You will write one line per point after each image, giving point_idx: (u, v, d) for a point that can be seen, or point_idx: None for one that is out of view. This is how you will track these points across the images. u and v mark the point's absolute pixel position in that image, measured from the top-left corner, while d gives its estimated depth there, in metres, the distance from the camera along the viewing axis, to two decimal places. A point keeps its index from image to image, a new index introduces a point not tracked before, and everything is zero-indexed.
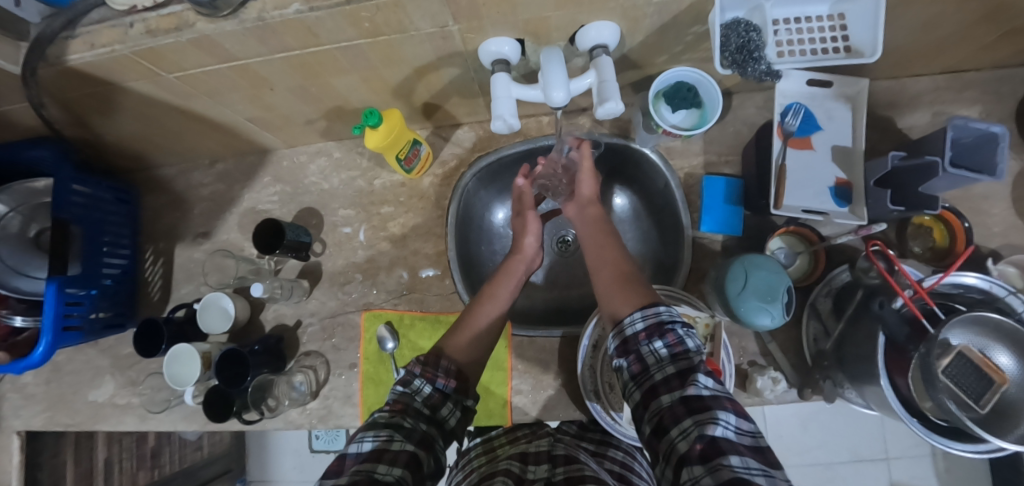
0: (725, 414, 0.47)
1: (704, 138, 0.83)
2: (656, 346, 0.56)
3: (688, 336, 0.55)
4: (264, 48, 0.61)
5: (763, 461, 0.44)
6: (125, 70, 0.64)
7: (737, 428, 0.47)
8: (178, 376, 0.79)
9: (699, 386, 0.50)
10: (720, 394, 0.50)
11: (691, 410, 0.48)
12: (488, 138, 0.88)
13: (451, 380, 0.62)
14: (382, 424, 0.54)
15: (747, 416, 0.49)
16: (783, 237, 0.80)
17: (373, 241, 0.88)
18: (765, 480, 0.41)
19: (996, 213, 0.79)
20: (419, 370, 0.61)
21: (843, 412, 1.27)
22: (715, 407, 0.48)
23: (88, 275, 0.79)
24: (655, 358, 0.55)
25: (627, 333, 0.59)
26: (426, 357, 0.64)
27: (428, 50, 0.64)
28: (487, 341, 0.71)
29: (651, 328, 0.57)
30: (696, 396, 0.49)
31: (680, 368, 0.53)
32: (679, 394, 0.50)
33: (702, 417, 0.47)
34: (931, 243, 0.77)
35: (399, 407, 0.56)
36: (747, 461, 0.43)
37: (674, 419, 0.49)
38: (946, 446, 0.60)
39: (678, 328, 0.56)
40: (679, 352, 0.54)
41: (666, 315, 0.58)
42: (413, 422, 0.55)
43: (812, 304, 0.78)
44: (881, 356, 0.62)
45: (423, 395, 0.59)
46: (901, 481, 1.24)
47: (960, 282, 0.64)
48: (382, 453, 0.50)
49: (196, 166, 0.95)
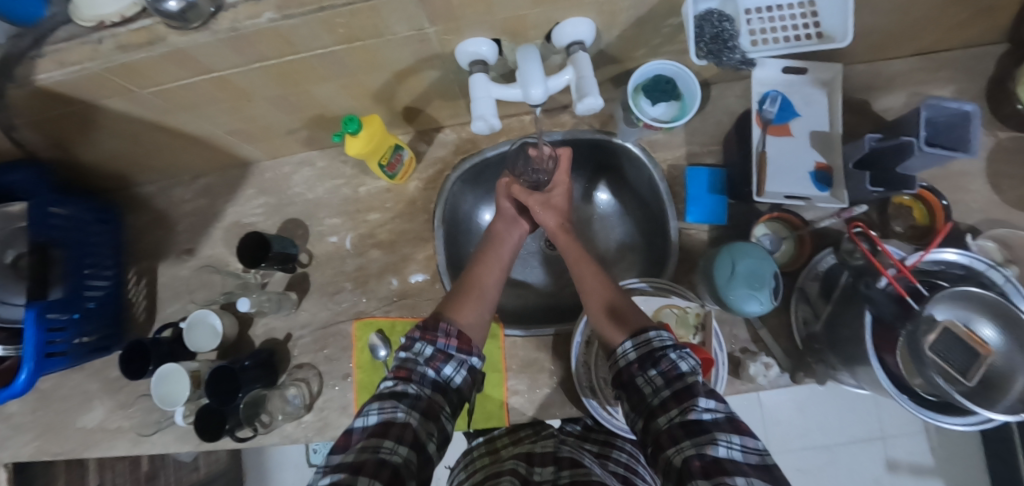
0: (728, 435, 0.47)
1: (686, 130, 0.84)
2: (651, 375, 0.56)
3: (682, 360, 0.55)
4: (240, 58, 0.60)
5: (768, 482, 0.44)
6: (98, 87, 0.63)
7: (742, 447, 0.47)
8: (167, 396, 0.77)
9: (699, 410, 0.50)
10: (723, 415, 0.50)
11: (689, 432, 0.48)
12: (472, 140, 0.88)
13: (452, 339, 0.62)
14: (386, 395, 0.55)
15: (754, 435, 0.49)
16: (768, 223, 0.81)
17: (362, 249, 0.87)
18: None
19: (974, 189, 0.81)
20: (419, 335, 0.62)
21: (838, 394, 1.28)
22: (714, 430, 0.48)
23: (71, 298, 0.77)
24: (651, 388, 0.55)
25: (621, 364, 0.59)
26: (426, 321, 0.64)
27: (406, 54, 0.64)
28: (489, 307, 0.71)
29: (643, 357, 0.57)
30: (696, 420, 0.49)
31: (676, 391, 0.53)
32: (678, 417, 0.50)
33: (700, 439, 0.47)
34: (912, 222, 0.79)
35: (403, 374, 0.57)
36: (752, 482, 0.43)
37: (672, 440, 0.49)
38: (937, 421, 0.61)
39: (670, 353, 0.56)
40: (674, 377, 0.54)
41: (658, 341, 0.58)
42: (417, 389, 0.56)
43: (800, 288, 0.78)
44: (869, 337, 0.63)
45: (426, 357, 0.60)
46: (898, 458, 1.26)
47: (941, 259, 0.66)
48: (388, 427, 0.50)
49: (177, 182, 0.94)
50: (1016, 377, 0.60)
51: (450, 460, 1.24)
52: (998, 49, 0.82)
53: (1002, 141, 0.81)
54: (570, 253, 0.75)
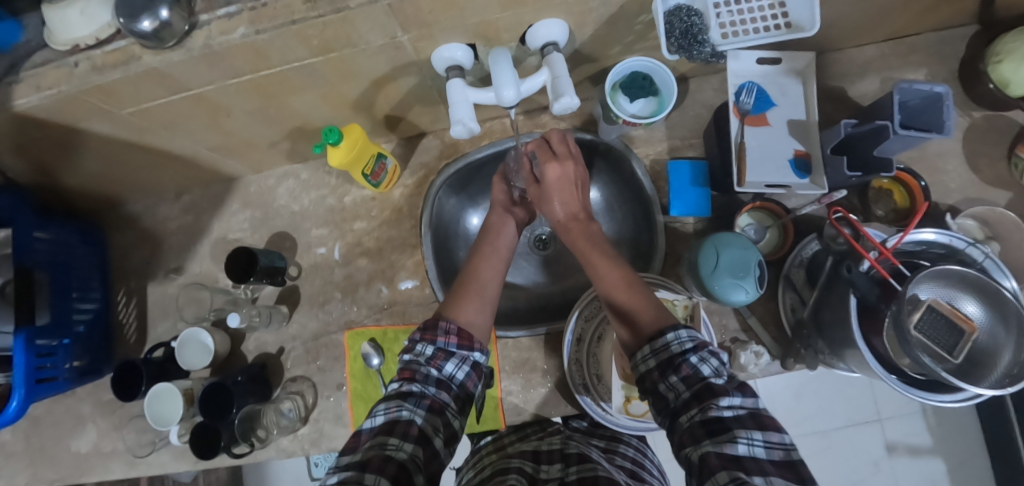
0: (749, 433, 0.45)
1: (665, 125, 0.85)
2: (672, 381, 0.53)
3: (704, 363, 0.52)
4: (215, 74, 0.61)
5: (791, 480, 0.43)
6: (77, 110, 0.63)
7: (764, 443, 0.45)
8: (160, 416, 0.77)
9: (720, 407, 0.48)
10: (746, 412, 0.48)
11: (710, 432, 0.47)
12: (454, 144, 0.88)
13: (451, 336, 0.62)
14: (392, 396, 0.56)
15: (780, 429, 0.47)
16: (751, 212, 0.81)
17: (349, 258, 0.87)
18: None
19: (951, 169, 0.82)
20: (419, 336, 0.62)
21: (833, 378, 1.29)
22: (735, 427, 0.46)
23: (58, 322, 0.78)
24: (672, 392, 0.53)
25: (642, 371, 0.57)
26: (425, 322, 0.64)
27: (381, 63, 0.65)
28: (490, 303, 0.69)
29: (664, 364, 0.55)
30: (717, 417, 0.47)
31: (696, 392, 0.51)
32: (698, 416, 0.49)
33: (719, 438, 0.46)
34: (892, 205, 0.80)
35: (407, 375, 0.58)
36: (772, 480, 0.42)
37: (694, 439, 0.48)
38: (928, 399, 0.63)
39: (690, 357, 0.53)
40: (694, 381, 0.51)
41: (676, 345, 0.55)
42: (421, 387, 0.56)
43: (786, 276, 0.79)
44: (854, 317, 0.65)
45: (426, 357, 0.60)
46: (896, 440, 1.27)
47: (920, 239, 0.68)
48: (393, 426, 0.51)
49: (161, 200, 0.94)
50: (999, 355, 0.63)
51: (454, 461, 1.24)
52: (967, 31, 0.83)
53: (976, 121, 0.83)
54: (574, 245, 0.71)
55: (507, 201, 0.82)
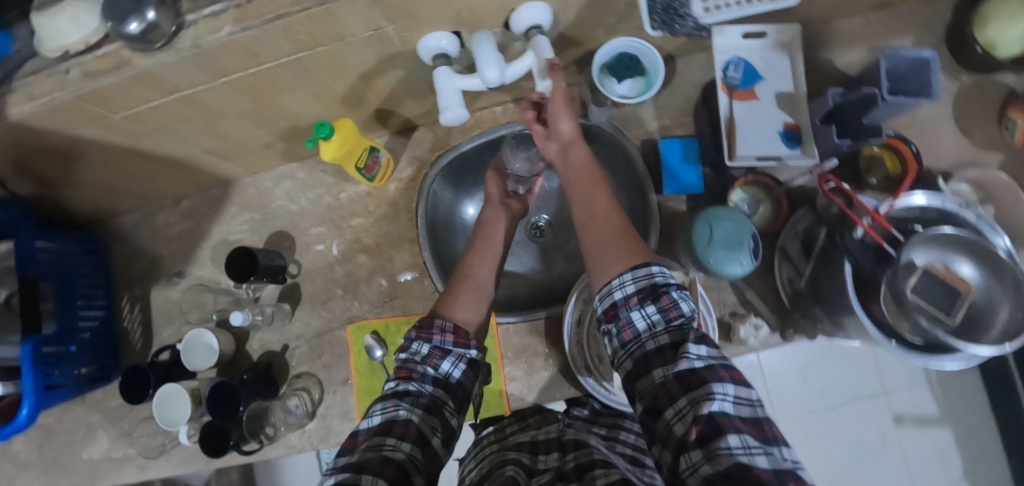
0: (723, 387, 0.45)
1: (655, 105, 0.85)
2: (648, 312, 0.53)
3: (683, 300, 0.53)
4: (205, 74, 0.61)
5: (759, 437, 0.42)
6: (70, 117, 0.64)
7: (734, 399, 0.45)
8: (169, 418, 0.77)
9: (692, 358, 0.48)
10: (716, 362, 0.48)
11: (685, 388, 0.46)
12: (447, 136, 0.89)
13: (447, 335, 0.63)
14: (389, 395, 0.56)
15: (748, 385, 0.47)
16: (744, 187, 0.82)
17: (349, 254, 0.87)
18: (763, 464, 0.39)
19: (943, 134, 0.82)
20: (415, 334, 0.63)
21: (839, 354, 1.30)
22: (709, 380, 0.46)
23: (65, 331, 0.79)
24: (647, 325, 0.53)
25: (615, 298, 0.56)
26: (421, 318, 0.65)
27: (368, 56, 0.65)
28: (483, 304, 0.71)
29: (644, 291, 0.55)
30: (689, 369, 0.47)
31: (675, 339, 0.51)
32: (671, 370, 0.49)
33: (696, 395, 0.45)
34: (886, 173, 0.78)
35: (404, 373, 0.59)
36: (745, 437, 0.41)
37: (669, 397, 0.47)
38: (927, 361, 0.63)
39: (672, 291, 0.54)
40: (674, 319, 0.52)
41: (660, 278, 0.55)
42: (418, 386, 0.57)
43: (781, 247, 0.79)
44: (852, 289, 0.65)
45: (423, 355, 0.61)
46: (903, 411, 1.28)
47: (911, 204, 0.67)
48: (391, 427, 0.51)
49: (161, 207, 0.94)
50: (997, 311, 0.64)
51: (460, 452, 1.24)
52: None
53: (967, 85, 0.83)
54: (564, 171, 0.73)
55: (501, 193, 0.83)
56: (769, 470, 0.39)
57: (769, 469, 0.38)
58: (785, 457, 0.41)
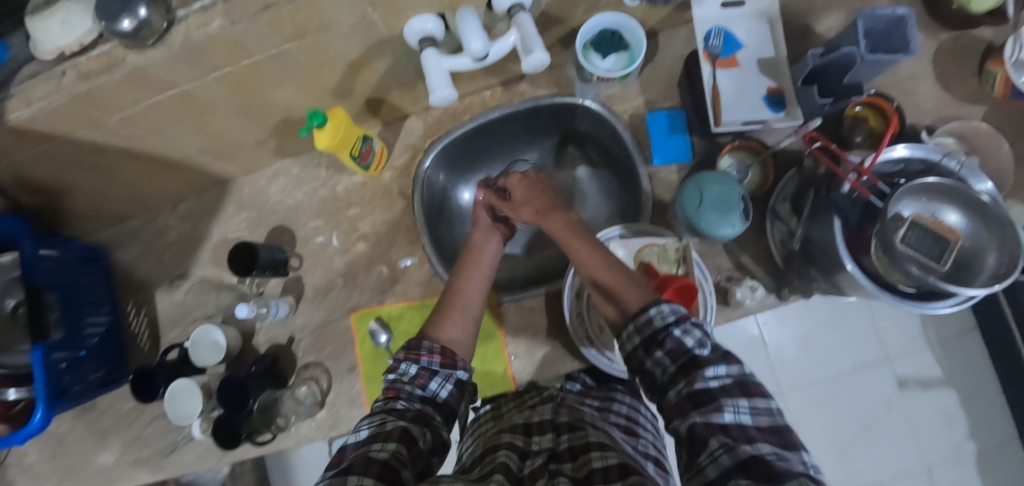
0: (735, 401, 0.49)
1: (640, 80, 0.86)
2: (657, 357, 0.56)
3: (687, 335, 0.55)
4: (196, 70, 0.62)
5: (776, 443, 0.46)
6: (67, 121, 0.65)
7: (750, 410, 0.49)
8: (181, 412, 0.79)
9: (706, 378, 0.51)
10: (732, 381, 0.51)
11: (696, 403, 0.50)
12: (437, 123, 0.90)
13: (434, 355, 0.64)
14: (378, 411, 0.56)
15: (765, 395, 0.51)
16: (731, 153, 0.82)
17: (348, 245, 0.88)
18: (776, 462, 0.43)
19: (924, 91, 0.83)
20: (403, 355, 0.64)
21: (838, 322, 1.31)
22: (721, 397, 0.50)
23: (72, 337, 0.80)
24: (660, 368, 0.56)
25: (630, 348, 0.60)
26: (411, 342, 0.67)
27: (355, 44, 0.67)
28: (472, 319, 0.73)
29: (647, 340, 0.58)
30: (704, 389, 0.51)
31: (682, 366, 0.54)
32: (685, 389, 0.52)
33: (706, 408, 0.49)
34: (870, 131, 0.80)
35: (392, 394, 0.59)
36: (758, 443, 0.46)
37: (681, 412, 0.51)
38: (922, 308, 0.65)
39: (673, 331, 0.56)
40: (679, 355, 0.54)
41: (660, 318, 0.58)
42: (406, 403, 0.57)
43: (772, 209, 0.80)
44: (841, 242, 0.67)
45: (411, 376, 0.62)
46: (906, 375, 1.29)
47: (894, 157, 0.69)
48: (377, 434, 0.52)
49: (159, 212, 0.95)
50: (984, 256, 0.66)
51: None
52: None
53: (944, 43, 0.84)
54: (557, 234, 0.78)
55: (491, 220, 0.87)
56: (784, 466, 0.42)
57: (783, 465, 0.42)
58: (802, 461, 0.45)
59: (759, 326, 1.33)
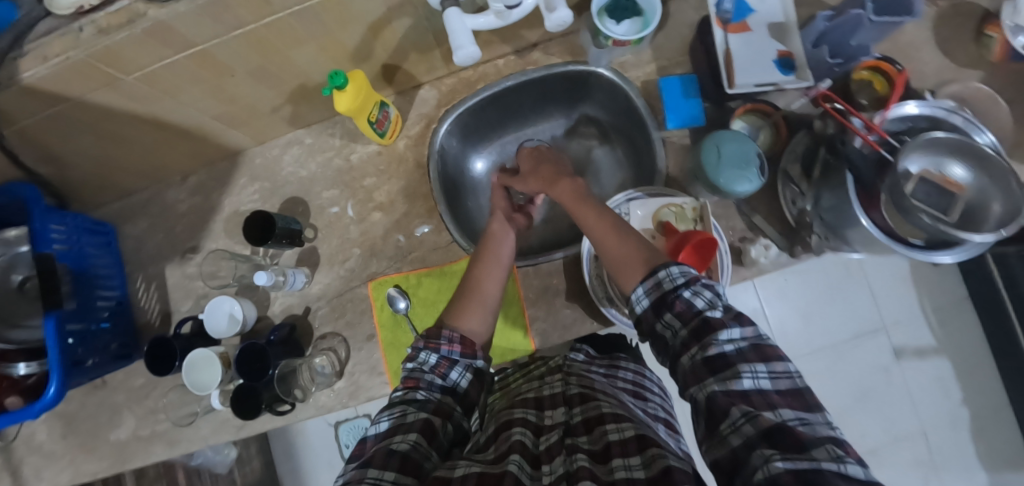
0: (752, 366, 0.48)
1: (652, 47, 0.87)
2: (668, 319, 0.56)
3: (696, 296, 0.54)
4: (219, 27, 0.61)
5: (798, 408, 0.45)
6: (83, 79, 0.63)
7: (769, 374, 0.47)
8: (200, 382, 0.79)
9: (721, 342, 0.50)
10: (748, 345, 0.50)
11: (712, 369, 0.49)
12: (451, 91, 0.90)
13: (455, 344, 0.64)
14: (396, 402, 0.55)
15: (782, 358, 0.49)
16: (743, 117, 0.84)
17: (363, 214, 0.88)
18: (800, 429, 0.42)
19: (925, 57, 0.86)
20: (423, 344, 0.64)
21: (837, 293, 1.35)
22: (738, 362, 0.48)
23: (84, 309, 0.79)
24: (671, 332, 0.55)
25: (638, 312, 0.60)
26: (429, 330, 0.66)
27: (377, 3, 0.66)
28: (492, 306, 0.73)
29: (657, 302, 0.57)
30: (718, 354, 0.49)
31: (694, 329, 0.52)
32: (699, 355, 0.50)
33: (724, 375, 0.48)
34: (874, 94, 0.80)
35: (411, 384, 0.58)
36: (779, 409, 0.44)
37: (697, 379, 0.50)
38: (929, 258, 0.67)
39: (683, 293, 0.55)
40: (690, 317, 0.53)
41: (669, 280, 0.58)
42: (426, 394, 0.56)
43: (784, 170, 0.82)
44: (855, 198, 0.69)
45: (430, 365, 0.61)
46: (903, 344, 1.33)
47: (904, 114, 0.72)
48: (398, 426, 0.51)
49: (168, 185, 0.94)
50: (990, 206, 0.68)
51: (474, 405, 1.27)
52: None
53: (944, 10, 0.87)
54: (574, 210, 0.77)
55: (508, 207, 0.87)
56: (809, 433, 0.41)
57: (807, 431, 0.41)
58: (825, 422, 0.44)
59: (761, 298, 1.36)
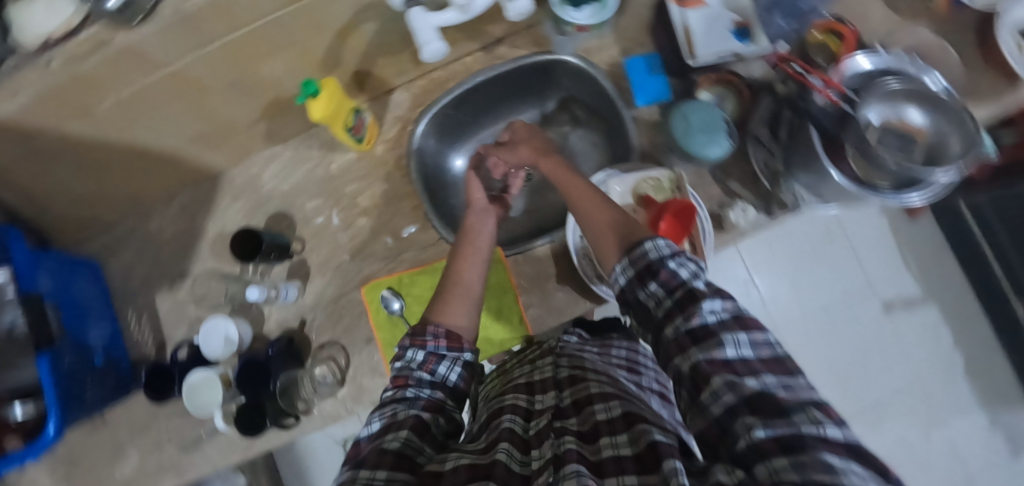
0: (733, 335, 0.46)
1: (614, 29, 0.90)
2: (652, 289, 0.55)
3: (681, 267, 0.54)
4: (189, 45, 0.62)
5: (780, 373, 0.43)
6: (55, 109, 0.63)
7: (750, 343, 0.46)
8: (200, 403, 0.80)
9: (704, 313, 0.49)
10: (729, 315, 0.48)
11: (695, 339, 0.48)
12: (424, 92, 0.92)
13: (441, 340, 0.61)
14: (387, 402, 0.54)
15: (764, 328, 0.48)
16: (710, 89, 0.87)
17: (349, 220, 0.89)
18: (783, 395, 0.40)
19: (872, 13, 0.90)
20: (409, 342, 0.62)
21: (821, 254, 1.38)
22: (720, 331, 0.47)
23: (78, 344, 0.78)
24: (657, 302, 0.54)
25: (622, 287, 0.60)
26: (415, 326, 0.64)
27: (343, 9, 0.68)
28: (473, 296, 0.70)
29: (642, 274, 0.57)
30: (701, 324, 0.48)
31: (679, 300, 0.52)
32: (683, 326, 0.50)
33: (706, 345, 0.46)
34: (830, 53, 0.83)
35: (400, 382, 0.57)
36: (762, 378, 0.42)
37: (680, 348, 0.49)
38: (897, 200, 0.70)
39: (668, 263, 0.55)
40: (675, 286, 0.53)
41: (655, 252, 0.57)
42: (415, 391, 0.55)
43: (752, 133, 0.84)
44: (822, 152, 0.71)
45: (418, 361, 0.59)
46: (891, 298, 1.36)
47: (858, 68, 0.75)
48: (391, 425, 0.50)
49: (150, 213, 0.93)
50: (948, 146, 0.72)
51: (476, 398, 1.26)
52: None
53: None
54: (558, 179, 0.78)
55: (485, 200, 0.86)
56: (791, 397, 0.39)
57: (789, 397, 0.39)
58: (808, 387, 0.42)
59: (749, 268, 1.39)
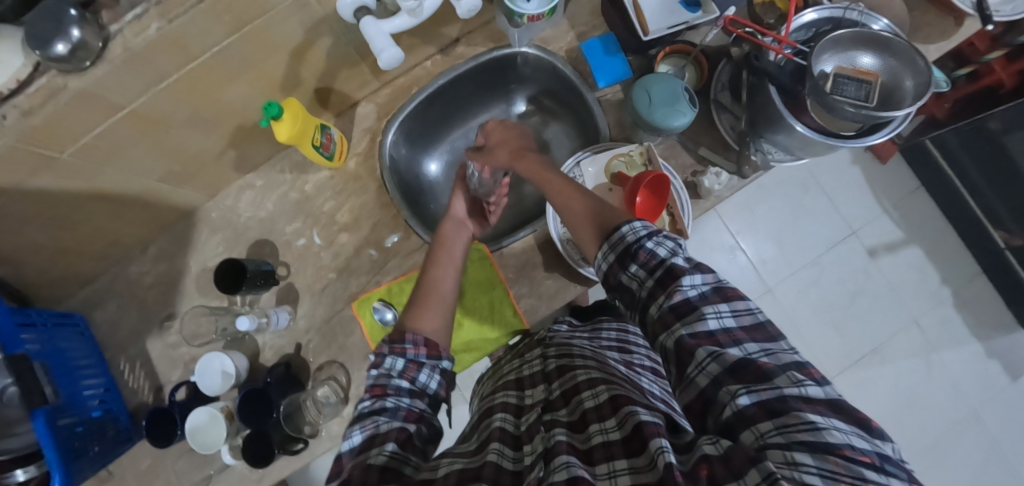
0: (715, 307, 0.48)
1: (566, 16, 0.91)
2: (633, 270, 0.55)
3: (659, 246, 0.54)
4: (144, 82, 0.62)
5: (761, 339, 0.46)
6: (17, 165, 0.61)
7: (732, 313, 0.48)
8: (205, 441, 0.79)
9: (685, 288, 0.49)
10: (710, 288, 0.50)
11: (679, 314, 0.49)
12: (388, 101, 0.93)
13: (420, 348, 0.60)
14: (365, 414, 0.52)
15: (744, 296, 0.50)
16: (666, 61, 0.90)
17: (331, 238, 0.89)
18: (764, 360, 0.43)
19: None
20: (387, 348, 0.59)
21: (801, 211, 1.40)
22: (701, 306, 0.48)
23: (71, 400, 0.76)
24: (637, 282, 0.54)
25: (603, 270, 0.59)
26: (392, 335, 0.61)
27: (294, 27, 0.68)
28: (448, 305, 0.71)
29: (621, 255, 0.56)
30: (683, 299, 0.49)
31: (659, 278, 0.52)
32: (666, 302, 0.50)
33: (689, 319, 0.48)
34: (779, 12, 0.86)
35: (378, 391, 0.54)
36: (744, 347, 0.45)
37: (665, 325, 0.50)
38: (861, 142, 0.72)
39: (646, 243, 0.55)
40: (654, 265, 0.53)
41: (631, 234, 0.57)
42: (395, 400, 0.53)
43: (715, 100, 0.86)
44: (782, 107, 0.72)
45: (398, 370, 0.57)
46: (873, 244, 1.39)
47: (804, 23, 0.77)
48: (372, 439, 0.48)
49: (128, 260, 0.92)
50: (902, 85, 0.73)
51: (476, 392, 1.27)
52: None
53: None
54: (534, 174, 0.79)
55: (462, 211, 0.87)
56: (772, 363, 0.43)
57: (773, 362, 0.43)
58: (788, 349, 0.45)
59: (734, 234, 1.40)
